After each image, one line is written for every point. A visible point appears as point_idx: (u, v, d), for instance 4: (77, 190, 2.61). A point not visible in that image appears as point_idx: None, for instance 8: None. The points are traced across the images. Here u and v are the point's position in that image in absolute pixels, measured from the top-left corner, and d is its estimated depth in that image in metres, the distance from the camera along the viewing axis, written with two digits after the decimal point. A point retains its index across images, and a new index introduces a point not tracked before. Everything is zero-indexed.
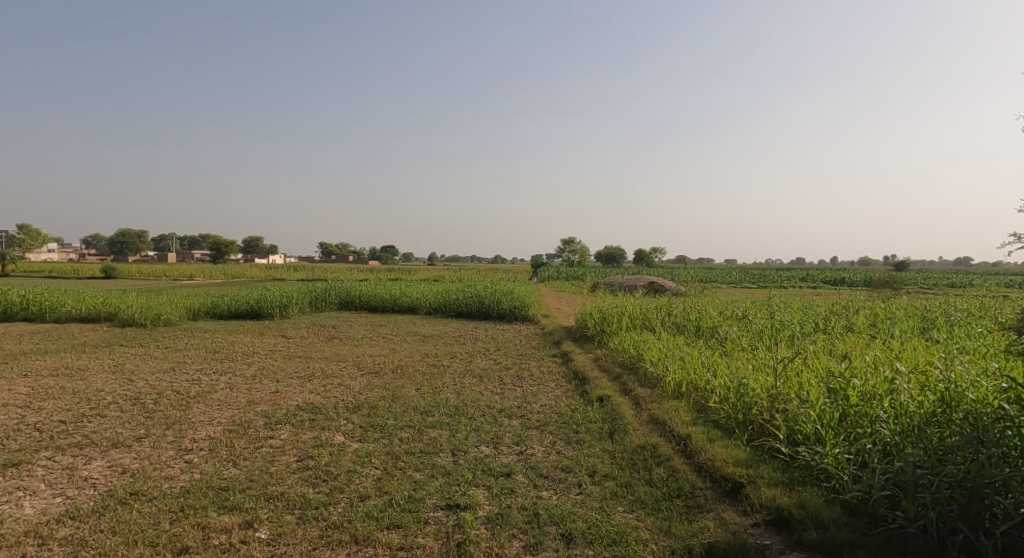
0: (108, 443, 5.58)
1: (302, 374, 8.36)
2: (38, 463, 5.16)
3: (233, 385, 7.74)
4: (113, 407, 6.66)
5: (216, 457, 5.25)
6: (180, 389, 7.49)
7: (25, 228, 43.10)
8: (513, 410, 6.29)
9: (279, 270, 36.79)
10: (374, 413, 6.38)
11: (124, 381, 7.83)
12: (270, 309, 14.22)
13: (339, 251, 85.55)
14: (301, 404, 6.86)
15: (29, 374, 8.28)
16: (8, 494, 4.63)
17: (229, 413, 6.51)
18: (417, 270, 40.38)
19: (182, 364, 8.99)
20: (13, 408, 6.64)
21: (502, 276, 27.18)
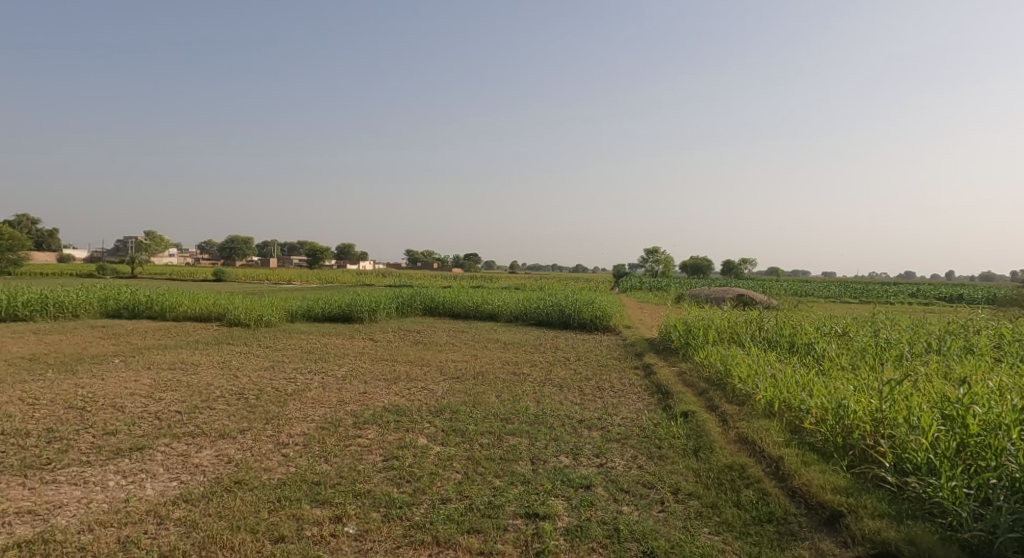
0: (215, 433, 6.01)
1: (389, 377, 8.65)
2: (158, 449, 5.62)
3: (325, 384, 8.12)
4: (221, 400, 7.16)
5: (309, 453, 5.53)
6: (279, 386, 7.95)
7: (149, 234, 47.57)
8: (593, 421, 6.25)
9: (368, 276, 38.33)
10: (456, 418, 6.52)
11: (230, 377, 8.41)
12: (359, 313, 14.81)
13: (424, 257, 88.12)
14: (387, 405, 7.11)
15: (151, 366, 9.07)
16: (133, 475, 5.08)
17: (322, 410, 6.85)
18: (499, 278, 40.77)
19: (280, 362, 9.54)
20: (139, 397, 7.31)
21: (582, 286, 27.11)
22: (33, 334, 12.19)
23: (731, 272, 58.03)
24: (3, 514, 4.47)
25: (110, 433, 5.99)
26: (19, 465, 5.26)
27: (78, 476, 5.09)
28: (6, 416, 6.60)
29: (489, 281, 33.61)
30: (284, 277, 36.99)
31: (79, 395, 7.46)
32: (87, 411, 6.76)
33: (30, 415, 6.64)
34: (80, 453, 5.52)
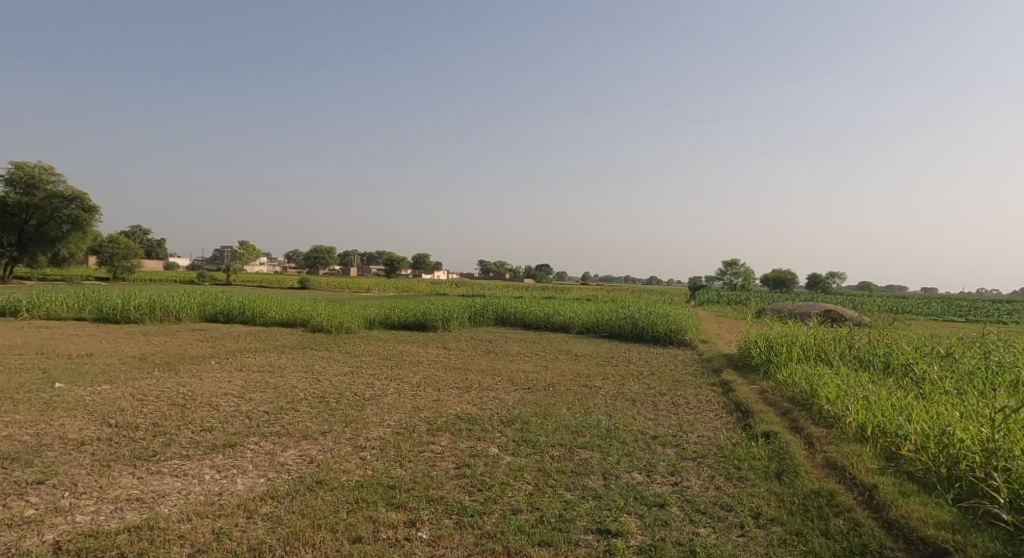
0: (299, 434, 6.27)
1: (461, 385, 8.75)
2: (248, 446, 5.92)
3: (401, 391, 8.31)
4: (304, 402, 7.47)
5: (384, 457, 5.66)
6: (357, 391, 8.21)
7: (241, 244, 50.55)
8: (668, 438, 6.09)
9: (442, 286, 39.03)
10: (527, 429, 6.50)
11: (313, 380, 8.77)
12: (433, 321, 15.10)
13: (496, 268, 88.95)
14: (460, 413, 7.19)
15: (242, 368, 9.59)
16: (225, 470, 5.37)
17: (398, 416, 7.02)
18: (571, 290, 40.58)
19: (358, 368, 9.85)
20: (231, 397, 7.74)
21: (658, 299, 26.57)
22: (140, 335, 13.18)
23: (816, 287, 55.36)
24: (113, 499, 4.82)
25: (206, 429, 6.36)
26: (128, 456, 5.67)
27: (178, 468, 5.43)
28: (117, 410, 7.14)
29: (561, 293, 33.53)
30: (363, 286, 38.30)
31: (180, 393, 7.98)
32: (187, 408, 7.22)
33: (138, 410, 7.16)
34: (180, 447, 5.89)
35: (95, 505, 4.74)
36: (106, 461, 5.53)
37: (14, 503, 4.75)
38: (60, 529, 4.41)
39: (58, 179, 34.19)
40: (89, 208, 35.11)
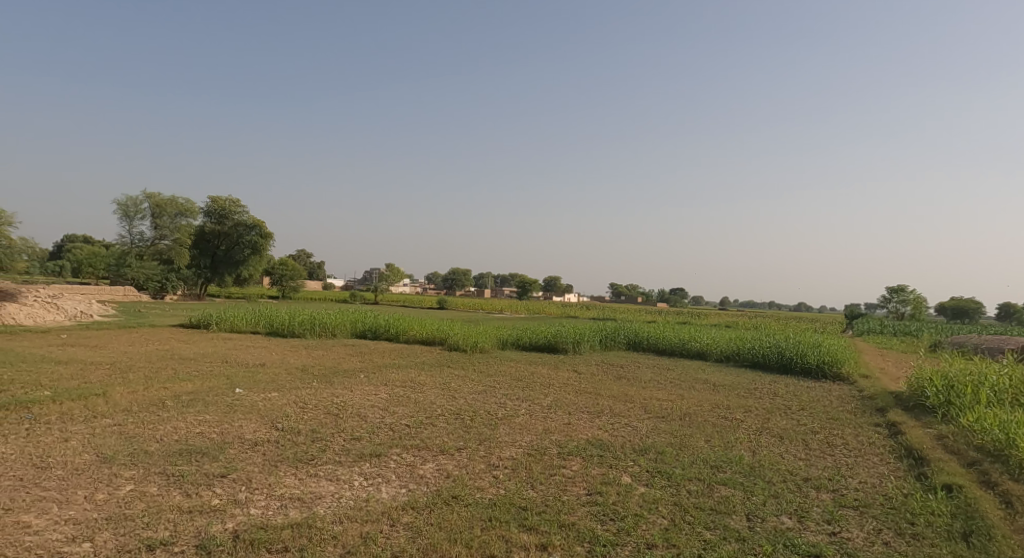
0: (436, 448, 6.43)
1: (593, 410, 8.56)
2: (391, 457, 6.16)
3: (532, 412, 8.28)
4: (441, 418, 7.68)
5: (516, 477, 5.63)
6: (490, 410, 8.31)
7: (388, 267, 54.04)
8: (823, 481, 5.49)
9: (574, 308, 39.00)
10: (661, 460, 6.18)
11: (449, 397, 9.01)
12: (564, 344, 15.05)
13: (630, 291, 87.39)
14: (591, 439, 7.01)
15: (386, 383, 10.10)
16: (371, 478, 5.61)
17: (530, 437, 6.99)
18: (709, 315, 38.80)
19: (491, 388, 9.98)
20: (376, 409, 8.15)
21: (809, 327, 24.58)
22: (302, 348, 14.40)
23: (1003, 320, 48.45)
24: (278, 497, 5.20)
25: (356, 438, 6.73)
26: (291, 458, 6.12)
27: (332, 472, 5.75)
28: (283, 415, 7.79)
29: (700, 319, 32.13)
30: (497, 307, 39.21)
31: (333, 403, 8.55)
32: (339, 417, 7.70)
33: (300, 417, 7.76)
34: (334, 453, 6.26)
35: (264, 500, 5.14)
36: (274, 461, 6.01)
37: (202, 492, 5.28)
38: (236, 520, 4.81)
39: (243, 212, 38.75)
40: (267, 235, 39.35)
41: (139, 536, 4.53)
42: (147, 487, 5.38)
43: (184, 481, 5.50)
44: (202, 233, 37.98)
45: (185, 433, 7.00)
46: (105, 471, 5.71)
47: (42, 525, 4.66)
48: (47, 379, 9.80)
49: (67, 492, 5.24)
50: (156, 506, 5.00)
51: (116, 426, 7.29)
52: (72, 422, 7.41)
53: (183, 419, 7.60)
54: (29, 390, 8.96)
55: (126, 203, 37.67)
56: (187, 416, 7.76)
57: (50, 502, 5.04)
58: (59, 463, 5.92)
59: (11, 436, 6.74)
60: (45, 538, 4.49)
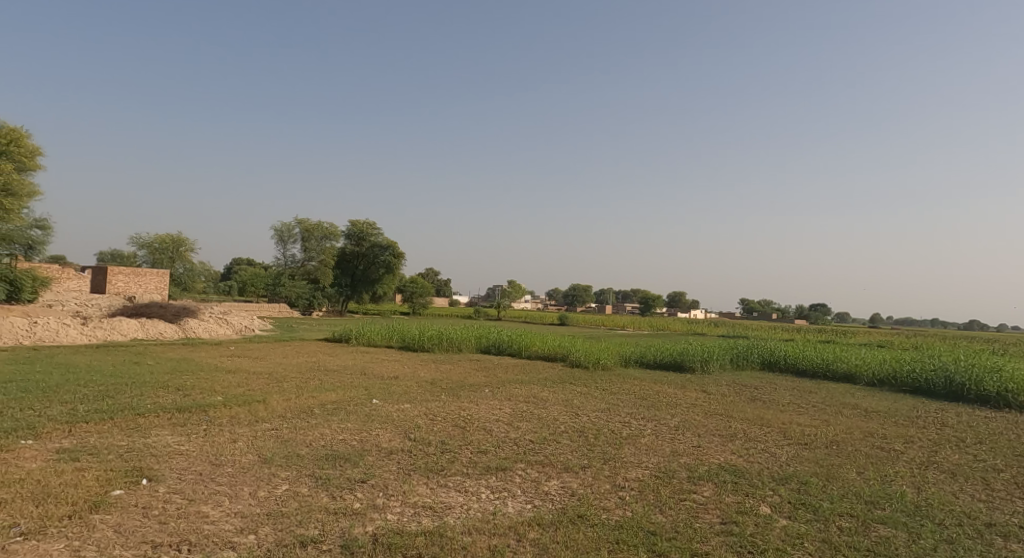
0: (561, 465, 6.43)
1: (725, 433, 8.16)
2: (516, 472, 6.25)
3: (659, 433, 8.04)
4: (565, 435, 7.68)
5: (644, 500, 5.48)
6: (615, 428, 8.17)
7: (512, 284, 55.10)
8: (1010, 529, 4.83)
9: (702, 325, 37.46)
10: (805, 491, 5.74)
11: (573, 414, 8.99)
12: (692, 363, 14.49)
13: (763, 307, 82.66)
14: (723, 463, 6.68)
15: (510, 398, 10.26)
16: (497, 492, 5.71)
17: (657, 458, 6.79)
18: (858, 334, 35.69)
19: (616, 406, 9.82)
20: (502, 424, 8.31)
21: (982, 349, 21.79)
22: (432, 363, 15.01)
23: None
24: (412, 505, 5.44)
25: (482, 451, 6.90)
26: (423, 467, 6.39)
27: (460, 484, 5.94)
28: (415, 426, 8.16)
29: (847, 338, 29.61)
30: (621, 323, 38.56)
31: (461, 416, 8.83)
32: (467, 430, 7.94)
33: (430, 428, 8.09)
34: (462, 465, 6.46)
35: (400, 507, 5.40)
36: (407, 470, 6.31)
37: (346, 495, 5.64)
38: (375, 523, 5.09)
39: (378, 233, 41.57)
40: (400, 254, 41.69)
41: (294, 532, 4.92)
42: (300, 487, 5.85)
43: (331, 484, 5.92)
44: (344, 254, 41.05)
45: (331, 439, 7.54)
46: (266, 470, 6.28)
47: (216, 516, 5.20)
48: (219, 386, 11.02)
49: (235, 488, 5.82)
50: (307, 506, 5.41)
51: (274, 430, 8.01)
52: (240, 425, 8.26)
53: (329, 426, 8.20)
54: (205, 395, 10.10)
55: (282, 229, 41.68)
56: (333, 423, 8.36)
57: (222, 496, 5.62)
58: (229, 461, 6.60)
59: (192, 435, 7.63)
60: (219, 527, 5.00)
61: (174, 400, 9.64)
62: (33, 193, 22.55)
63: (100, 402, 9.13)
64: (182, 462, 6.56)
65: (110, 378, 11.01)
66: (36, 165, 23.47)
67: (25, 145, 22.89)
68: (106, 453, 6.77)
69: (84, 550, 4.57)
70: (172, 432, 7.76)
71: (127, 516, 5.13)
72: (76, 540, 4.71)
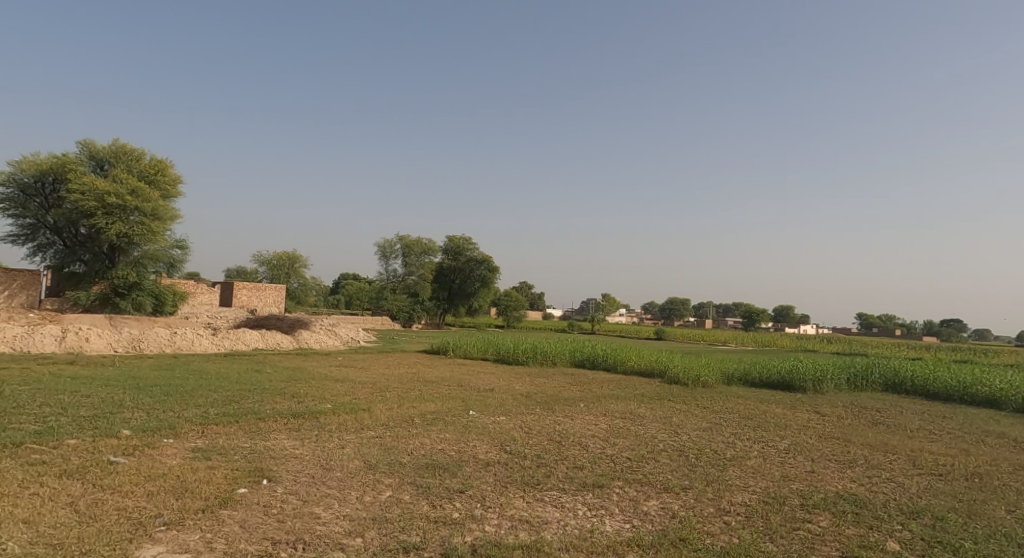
0: (660, 485, 6.25)
1: (843, 459, 7.60)
2: (614, 490, 6.13)
3: (766, 455, 7.62)
4: (664, 454, 7.45)
5: (752, 526, 5.20)
6: (718, 449, 7.83)
7: (608, 298, 54.59)
8: None
9: (813, 342, 35.28)
10: (941, 527, 5.22)
11: (672, 433, 8.70)
12: (803, 383, 13.65)
13: (882, 323, 76.83)
14: (840, 492, 6.22)
15: (606, 413, 10.09)
16: (595, 510, 5.62)
17: (764, 483, 6.44)
18: (998, 353, 32.23)
19: (718, 425, 9.41)
20: (598, 439, 8.18)
21: None
22: (527, 376, 15.05)
23: None
24: (509, 517, 5.45)
25: (578, 467, 6.82)
26: (519, 480, 6.39)
27: (556, 499, 5.90)
28: (511, 439, 8.21)
29: (984, 357, 26.85)
30: (723, 339, 37.08)
31: (556, 430, 8.79)
32: (562, 444, 7.89)
33: (526, 441, 8.10)
34: (559, 480, 6.41)
35: (497, 519, 5.42)
36: (504, 482, 6.34)
37: (445, 504, 5.75)
38: (474, 534, 5.14)
39: (474, 247, 42.57)
40: (495, 269, 42.45)
41: (398, 538, 5.06)
42: (402, 494, 6.02)
43: (431, 492, 6.05)
44: (441, 269, 42.38)
45: (430, 448, 7.73)
46: (371, 476, 6.53)
47: (327, 518, 5.45)
48: (329, 395, 11.62)
49: (344, 492, 6.07)
50: (409, 513, 5.56)
51: (378, 438, 8.32)
52: (347, 432, 8.65)
53: (428, 436, 8.41)
54: (317, 403, 10.69)
55: (384, 245, 43.65)
56: (432, 433, 8.58)
57: (333, 499, 5.89)
58: (338, 466, 6.92)
59: (305, 440, 8.08)
60: (329, 529, 5.23)
61: (290, 406, 10.26)
62: (174, 217, 24.93)
63: (227, 406, 9.89)
64: (296, 465, 6.95)
65: (236, 385, 11.89)
66: (178, 192, 25.94)
67: (169, 174, 25.37)
68: (232, 453, 7.29)
69: (214, 542, 4.93)
70: (288, 436, 8.25)
71: (251, 513, 5.49)
72: (208, 532, 5.09)
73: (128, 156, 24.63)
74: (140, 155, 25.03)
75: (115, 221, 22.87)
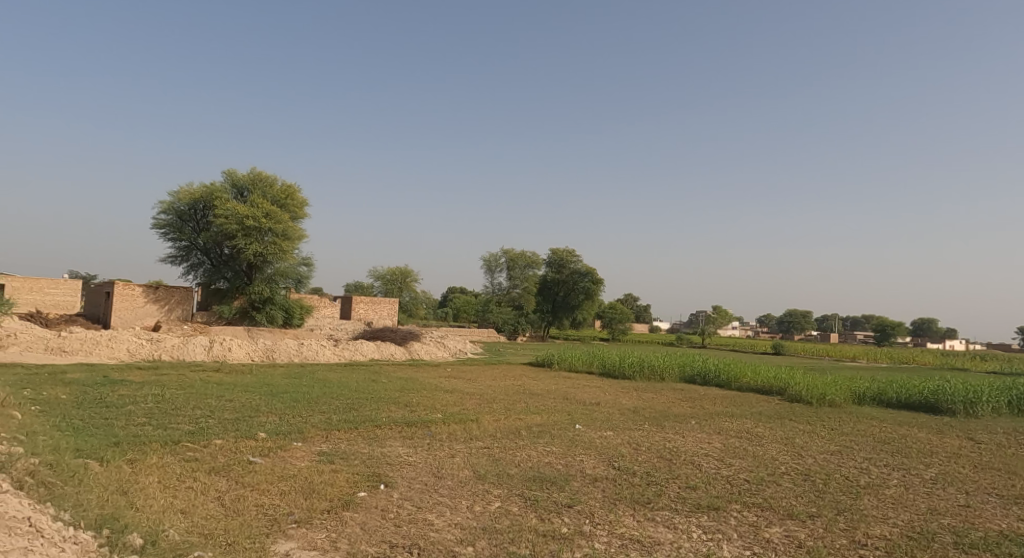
0: (783, 511, 5.80)
1: (1004, 494, 6.70)
2: (732, 513, 5.76)
3: (908, 485, 6.87)
4: (787, 478, 6.92)
5: None
6: (849, 475, 7.17)
7: (720, 310, 52.32)
8: None
9: (959, 358, 31.88)
10: None
11: (795, 455, 8.08)
12: (950, 406, 12.28)
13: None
14: (1003, 531, 5.47)
15: (721, 432, 9.56)
16: (711, 533, 5.30)
17: (908, 515, 5.79)
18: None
19: (848, 449, 8.64)
20: (712, 459, 7.75)
21: None
22: (634, 391, 14.64)
23: None
24: (620, 536, 5.25)
25: (692, 487, 6.48)
26: (629, 498, 6.16)
27: (669, 519, 5.61)
28: (619, 455, 7.96)
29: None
30: (851, 354, 34.47)
31: (666, 447, 8.43)
32: (673, 462, 7.54)
33: (635, 457, 7.83)
34: (671, 500, 6.10)
35: (608, 537, 5.24)
36: (613, 499, 6.14)
37: (554, 518, 5.64)
38: (584, 550, 4.98)
39: (577, 259, 42.40)
40: (600, 281, 42.03)
41: (509, 548, 5.00)
42: (511, 506, 5.98)
43: (539, 505, 5.96)
44: (546, 282, 42.52)
45: (538, 461, 7.65)
46: (481, 486, 6.54)
47: (440, 525, 5.50)
48: (440, 404, 11.89)
49: (454, 500, 6.12)
50: (518, 525, 5.50)
51: (487, 448, 8.37)
52: (457, 441, 8.78)
53: (536, 448, 8.34)
54: (428, 412, 10.97)
55: (490, 259, 44.48)
56: (539, 445, 8.50)
57: (444, 506, 5.95)
58: (449, 474, 7.01)
59: (418, 448, 8.28)
60: (442, 536, 5.26)
61: (404, 415, 10.59)
62: (301, 236, 26.75)
63: (348, 413, 10.37)
64: (410, 472, 7.12)
65: (355, 393, 12.47)
66: (304, 213, 27.84)
67: (297, 198, 27.29)
68: (352, 458, 7.60)
69: (338, 542, 5.10)
70: (402, 444, 8.50)
71: (369, 516, 5.65)
72: (332, 532, 5.28)
73: (263, 182, 26.76)
74: (273, 181, 27.10)
75: (251, 241, 24.89)
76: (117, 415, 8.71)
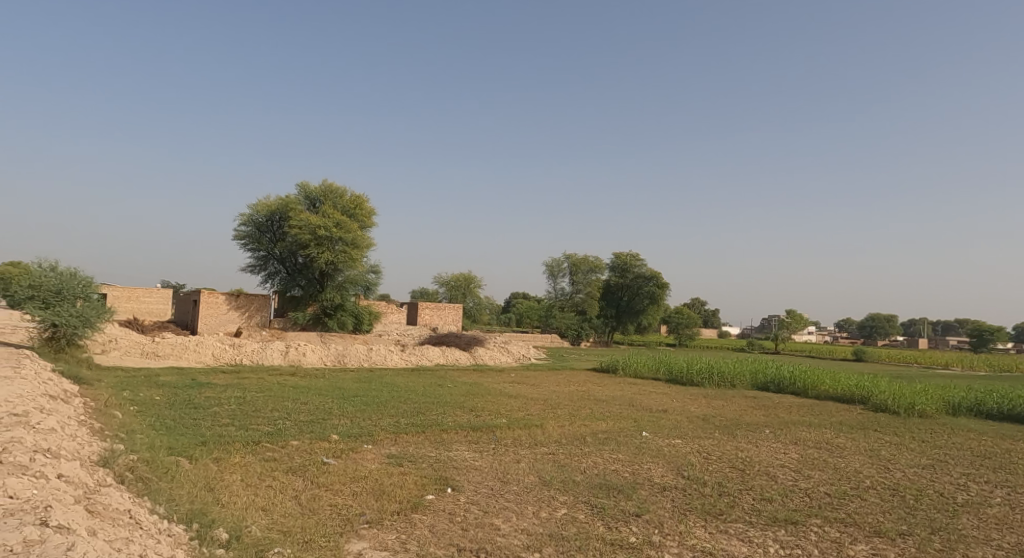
0: (870, 528, 5.36)
1: None
2: (812, 528, 5.36)
3: (1013, 504, 6.24)
4: (872, 492, 6.41)
5: None
6: (944, 491, 6.57)
7: (795, 314, 50.13)
8: None
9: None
10: None
11: (881, 468, 7.50)
12: None
13: None
14: None
15: (797, 442, 9.02)
16: (790, 549, 4.94)
17: (1015, 538, 5.23)
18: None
19: (942, 463, 7.95)
20: (789, 470, 7.29)
21: None
22: (703, 398, 14.11)
23: None
24: (692, 548, 4.96)
25: (767, 499, 6.10)
26: (700, 509, 5.84)
27: (743, 532, 5.27)
28: (688, 464, 7.61)
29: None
30: (942, 361, 32.25)
31: (739, 457, 8.00)
32: (746, 473, 7.13)
33: (705, 467, 7.47)
34: (744, 511, 5.75)
35: (678, 548, 4.96)
36: (683, 509, 5.83)
37: (622, 527, 5.40)
38: None
39: (642, 264, 41.62)
40: (665, 285, 41.10)
41: None
42: (578, 513, 5.77)
43: (606, 513, 5.73)
44: (610, 287, 41.93)
45: (603, 468, 7.40)
46: (546, 493, 6.37)
47: (506, 530, 5.36)
48: (505, 410, 11.80)
49: (521, 505, 5.97)
50: (585, 532, 5.29)
51: (552, 454, 8.18)
52: (523, 447, 8.64)
53: (601, 455, 8.09)
54: (493, 417, 10.89)
55: (553, 264, 44.27)
56: (605, 453, 8.25)
57: (510, 512, 5.80)
58: (514, 480, 6.86)
59: (484, 453, 8.19)
60: (509, 541, 5.12)
61: (470, 419, 10.55)
62: (369, 244, 27.39)
63: (415, 417, 10.42)
64: (476, 476, 7.02)
65: (422, 397, 12.55)
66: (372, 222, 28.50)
67: (365, 207, 27.98)
68: (420, 461, 7.58)
69: (408, 544, 5.04)
70: (468, 448, 8.43)
71: (438, 519, 5.57)
72: (402, 534, 5.23)
73: (334, 194, 27.59)
74: (343, 192, 27.89)
75: (323, 250, 25.67)
76: (204, 416, 9.06)
